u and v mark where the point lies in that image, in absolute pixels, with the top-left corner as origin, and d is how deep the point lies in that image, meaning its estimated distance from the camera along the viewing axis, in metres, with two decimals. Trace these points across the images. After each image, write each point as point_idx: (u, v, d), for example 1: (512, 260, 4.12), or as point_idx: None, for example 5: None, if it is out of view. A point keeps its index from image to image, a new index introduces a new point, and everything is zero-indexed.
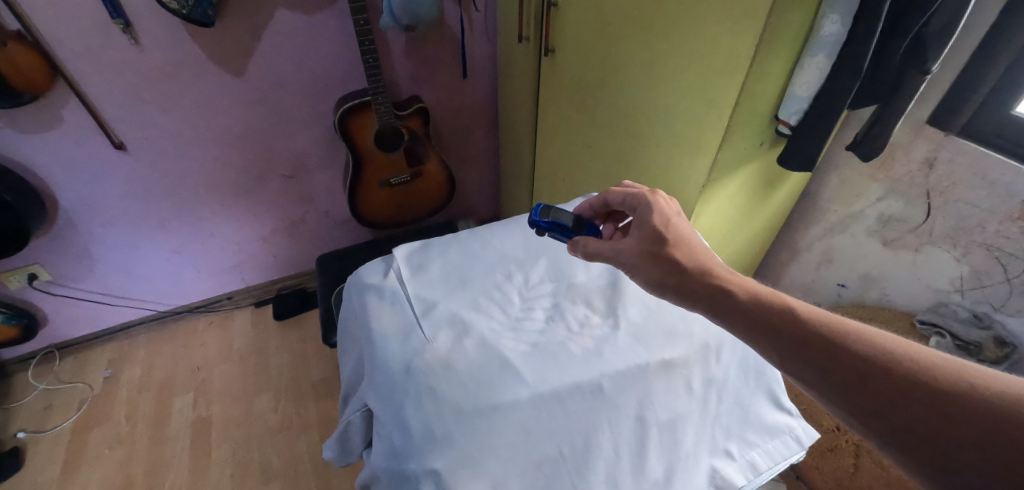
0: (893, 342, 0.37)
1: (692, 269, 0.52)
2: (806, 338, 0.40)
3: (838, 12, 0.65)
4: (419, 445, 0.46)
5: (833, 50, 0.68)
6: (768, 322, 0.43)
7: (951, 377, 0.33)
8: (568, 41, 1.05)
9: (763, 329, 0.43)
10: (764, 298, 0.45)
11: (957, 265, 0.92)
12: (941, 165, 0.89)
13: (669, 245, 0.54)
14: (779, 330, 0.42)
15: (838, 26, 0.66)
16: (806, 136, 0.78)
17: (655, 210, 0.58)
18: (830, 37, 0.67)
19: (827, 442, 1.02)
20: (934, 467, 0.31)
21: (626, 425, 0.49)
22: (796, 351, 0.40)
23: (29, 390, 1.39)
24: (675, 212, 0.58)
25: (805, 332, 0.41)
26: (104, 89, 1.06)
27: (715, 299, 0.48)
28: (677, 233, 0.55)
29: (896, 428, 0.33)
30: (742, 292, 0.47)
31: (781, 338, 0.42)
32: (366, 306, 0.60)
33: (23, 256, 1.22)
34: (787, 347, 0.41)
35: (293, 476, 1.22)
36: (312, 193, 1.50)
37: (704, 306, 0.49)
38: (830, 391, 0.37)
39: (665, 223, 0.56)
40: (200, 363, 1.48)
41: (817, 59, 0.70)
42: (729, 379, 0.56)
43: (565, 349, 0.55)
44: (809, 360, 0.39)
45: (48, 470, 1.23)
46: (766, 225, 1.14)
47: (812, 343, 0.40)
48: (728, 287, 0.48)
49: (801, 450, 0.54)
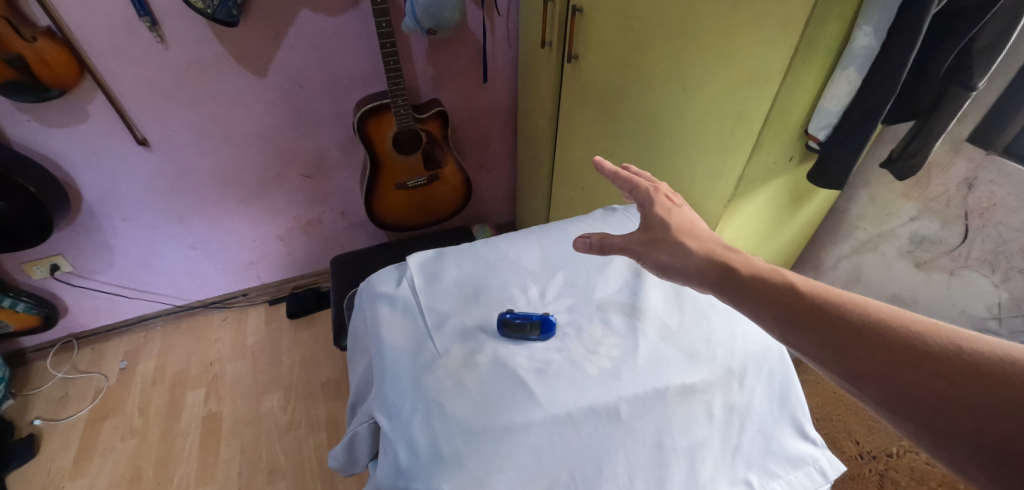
0: (885, 311, 0.38)
1: (699, 252, 0.50)
2: (812, 317, 0.40)
3: (871, 24, 0.62)
4: (425, 466, 0.45)
5: (865, 64, 0.65)
6: (801, 312, 0.41)
7: (935, 339, 0.34)
8: (593, 49, 1.03)
9: (796, 321, 0.41)
10: (765, 276, 0.45)
11: (995, 291, 0.87)
12: (981, 186, 0.84)
13: (672, 230, 0.53)
14: (786, 309, 0.42)
15: (872, 38, 0.63)
16: (835, 155, 0.74)
17: (658, 203, 0.56)
18: (863, 50, 0.64)
19: (849, 471, 0.99)
20: (926, 427, 0.32)
21: (644, 453, 0.47)
22: (825, 341, 0.38)
23: (48, 378, 1.42)
24: (678, 205, 0.57)
25: (809, 310, 0.41)
26: (129, 85, 1.07)
27: (717, 271, 0.48)
28: (680, 219, 0.54)
29: (890, 388, 0.34)
30: (743, 268, 0.47)
31: (785, 312, 0.42)
32: (377, 315, 0.59)
33: (47, 247, 1.25)
34: (789, 319, 0.41)
35: (299, 477, 1.22)
36: (331, 193, 1.50)
37: (710, 284, 0.48)
38: (828, 359, 0.38)
39: (666, 212, 0.55)
40: (213, 358, 1.49)
41: (848, 73, 0.67)
42: (752, 405, 0.53)
43: (582, 369, 0.53)
44: (810, 333, 0.40)
45: (62, 457, 1.25)
46: (793, 239, 1.10)
47: (813, 315, 0.40)
48: (758, 269, 0.46)
49: (825, 482, 0.52)
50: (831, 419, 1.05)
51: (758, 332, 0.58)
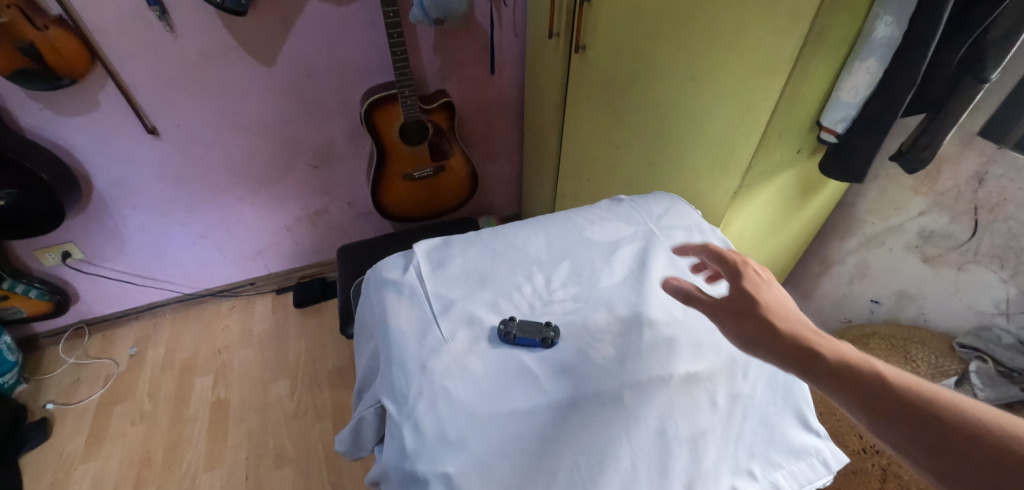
0: (1000, 419, 0.32)
1: (778, 326, 0.44)
2: (913, 419, 0.34)
3: (892, 13, 0.62)
4: (430, 447, 0.45)
5: (885, 55, 0.64)
6: (893, 409, 0.35)
7: None
8: (601, 40, 1.02)
9: (888, 420, 0.35)
10: (850, 363, 0.39)
11: (1004, 287, 0.87)
12: (992, 180, 0.83)
13: (756, 302, 0.46)
14: (872, 400, 0.36)
15: (893, 28, 0.62)
16: (855, 147, 0.74)
17: (745, 273, 0.49)
18: (883, 40, 0.63)
19: (852, 465, 0.99)
20: None
21: (647, 439, 0.48)
22: (928, 448, 0.33)
23: (60, 363, 1.44)
24: (766, 279, 0.50)
25: (907, 409, 0.34)
26: (139, 74, 1.08)
27: (797, 353, 0.41)
28: (771, 295, 0.47)
29: None
30: (824, 350, 0.40)
31: (876, 405, 0.35)
32: (384, 301, 0.59)
33: (59, 234, 1.27)
34: (875, 413, 0.36)
35: (306, 463, 1.23)
36: (337, 183, 1.51)
37: (793, 363, 0.41)
38: (929, 465, 0.32)
39: (755, 284, 0.48)
40: (221, 346, 1.51)
41: (868, 64, 0.66)
42: (755, 395, 0.54)
43: (587, 357, 0.53)
44: (910, 435, 0.33)
45: (74, 440, 1.27)
46: (800, 233, 1.09)
47: (909, 414, 0.34)
48: (839, 350, 0.40)
49: (829, 473, 0.52)
50: (836, 413, 1.05)
51: None
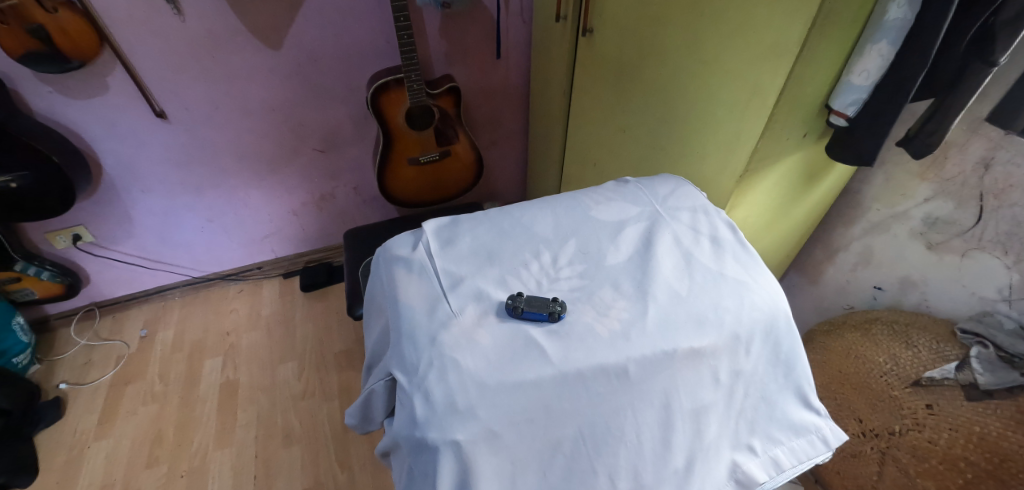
0: None
1: None
2: None
3: None
4: (441, 416, 0.46)
5: (897, 37, 0.64)
6: None
7: None
8: (608, 24, 1.02)
9: None
10: None
11: (1007, 273, 0.87)
12: (999, 166, 0.83)
13: None
14: None
15: (906, 10, 0.62)
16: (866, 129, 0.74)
17: None
18: (895, 23, 0.63)
19: (850, 449, 1.02)
20: None
21: (650, 412, 0.50)
22: None
23: (72, 344, 1.47)
24: None
25: None
26: (148, 57, 1.09)
27: None
28: None
29: None
30: None
31: None
32: (394, 277, 0.61)
33: (69, 217, 1.28)
34: None
35: (314, 442, 1.26)
36: (343, 168, 1.51)
37: None
38: None
39: None
40: (229, 328, 1.53)
41: (879, 47, 0.65)
42: (757, 372, 0.56)
43: (593, 331, 0.53)
44: None
45: (87, 418, 1.30)
46: (804, 219, 1.09)
47: None
48: None
49: (826, 449, 0.57)
50: (835, 398, 1.06)
51: (768, 300, 0.59)
